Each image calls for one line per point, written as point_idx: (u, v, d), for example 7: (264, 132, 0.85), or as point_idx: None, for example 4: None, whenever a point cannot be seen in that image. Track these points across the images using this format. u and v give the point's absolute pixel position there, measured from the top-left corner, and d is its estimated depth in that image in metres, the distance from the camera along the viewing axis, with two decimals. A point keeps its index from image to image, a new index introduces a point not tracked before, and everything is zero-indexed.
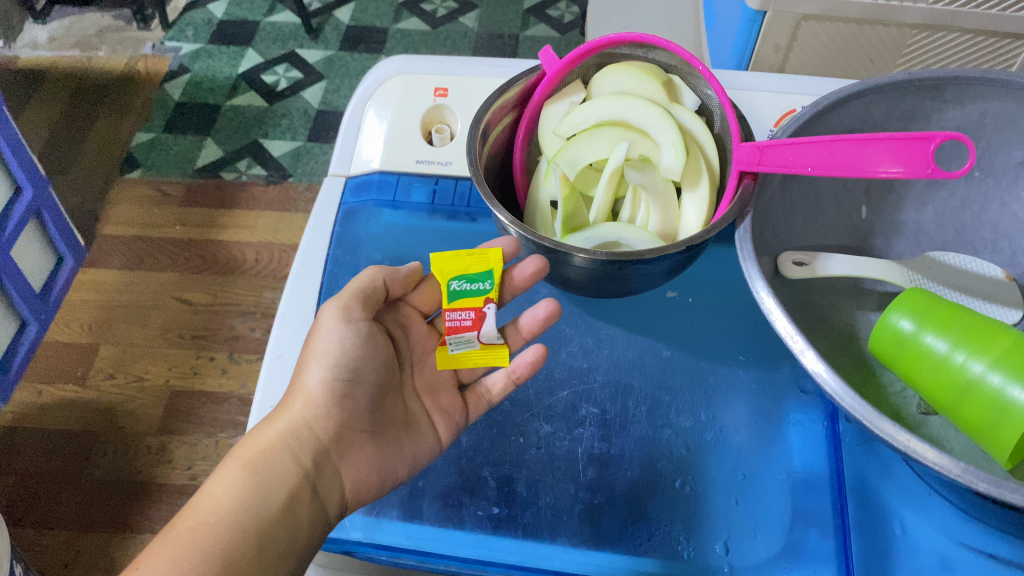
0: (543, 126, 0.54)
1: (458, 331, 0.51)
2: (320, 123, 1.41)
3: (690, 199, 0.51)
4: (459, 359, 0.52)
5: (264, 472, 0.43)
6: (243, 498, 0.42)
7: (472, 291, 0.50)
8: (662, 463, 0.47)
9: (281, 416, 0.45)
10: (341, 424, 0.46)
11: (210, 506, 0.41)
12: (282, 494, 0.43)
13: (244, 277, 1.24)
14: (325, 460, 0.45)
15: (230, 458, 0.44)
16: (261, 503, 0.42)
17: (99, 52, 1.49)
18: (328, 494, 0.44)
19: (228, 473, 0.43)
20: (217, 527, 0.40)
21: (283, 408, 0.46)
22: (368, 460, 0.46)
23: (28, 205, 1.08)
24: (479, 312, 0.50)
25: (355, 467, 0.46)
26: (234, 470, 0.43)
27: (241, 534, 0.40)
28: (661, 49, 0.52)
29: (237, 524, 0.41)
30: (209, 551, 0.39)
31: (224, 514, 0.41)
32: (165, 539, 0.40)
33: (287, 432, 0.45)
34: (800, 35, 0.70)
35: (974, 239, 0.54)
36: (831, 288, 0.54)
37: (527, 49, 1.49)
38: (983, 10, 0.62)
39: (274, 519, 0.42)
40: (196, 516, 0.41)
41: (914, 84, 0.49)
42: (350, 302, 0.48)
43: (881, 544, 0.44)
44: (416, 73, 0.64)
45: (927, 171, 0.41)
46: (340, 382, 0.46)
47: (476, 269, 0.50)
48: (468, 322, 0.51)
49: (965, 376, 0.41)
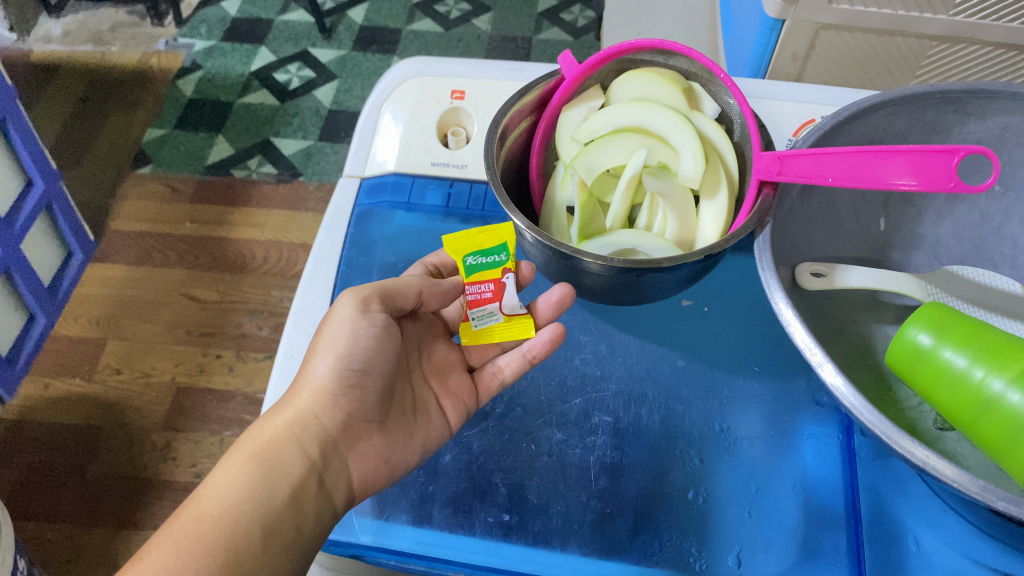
0: (561, 131, 0.53)
1: (479, 305, 0.51)
2: (332, 122, 1.42)
3: (708, 208, 0.50)
4: (483, 334, 0.52)
5: (270, 463, 0.43)
6: (248, 490, 0.42)
7: (489, 264, 0.50)
8: (674, 472, 0.47)
9: (287, 407, 0.45)
10: (348, 413, 0.46)
11: (214, 498, 0.41)
12: (287, 486, 0.42)
13: (252, 275, 1.24)
14: (331, 451, 0.45)
15: (235, 449, 0.44)
16: (266, 496, 0.42)
17: (113, 47, 1.50)
18: (334, 486, 0.44)
19: (233, 464, 0.43)
20: (222, 519, 0.40)
21: (288, 398, 0.45)
22: (376, 451, 0.46)
23: (39, 198, 1.09)
24: (498, 283, 0.51)
25: (363, 458, 0.46)
26: (239, 460, 0.43)
27: (245, 527, 0.40)
28: (681, 55, 0.51)
29: (241, 515, 0.40)
30: (212, 544, 0.39)
31: (229, 505, 0.41)
32: (168, 530, 0.40)
33: (293, 422, 0.44)
34: (818, 45, 0.69)
35: (994, 253, 0.53)
36: (848, 301, 0.54)
37: (540, 53, 1.48)
38: (1004, 23, 0.62)
39: (279, 512, 0.41)
40: (200, 506, 0.40)
41: (935, 96, 0.49)
42: (368, 294, 0.47)
43: (894, 560, 0.43)
44: (433, 75, 0.63)
45: (949, 185, 0.40)
46: (349, 372, 0.45)
47: (489, 243, 0.50)
48: (489, 295, 0.51)
49: (984, 394, 0.41)
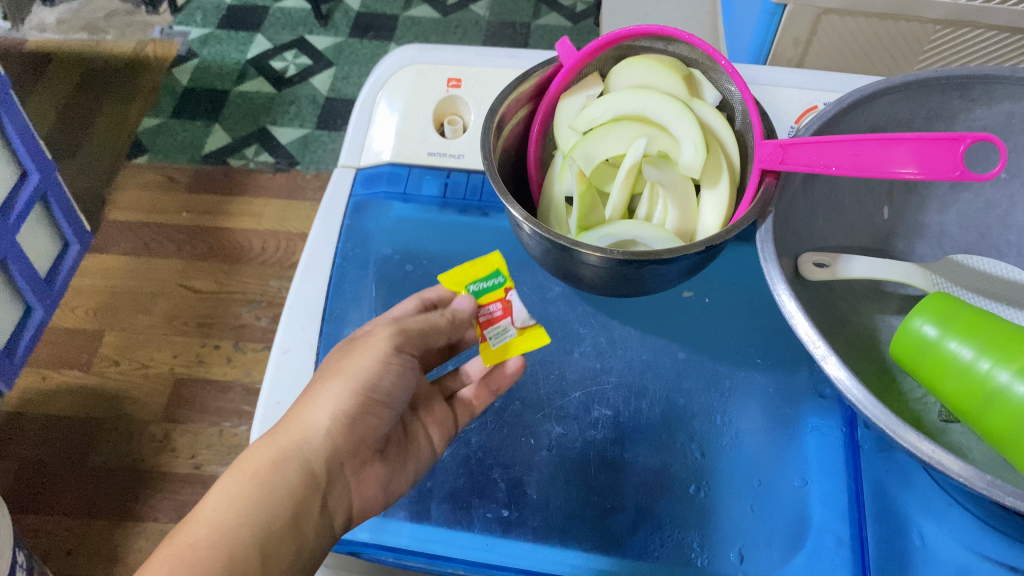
0: (560, 120, 0.52)
1: (493, 325, 0.47)
2: (329, 110, 1.40)
3: (709, 197, 0.50)
4: (500, 353, 0.46)
5: (273, 484, 0.39)
6: (249, 511, 0.38)
7: (491, 287, 0.48)
8: (675, 466, 0.46)
9: (294, 424, 0.41)
10: (358, 438, 0.43)
11: (212, 520, 0.37)
12: (290, 509, 0.39)
13: (250, 265, 1.23)
14: (337, 474, 0.42)
15: (234, 467, 0.39)
16: (267, 519, 0.38)
17: (107, 36, 1.48)
18: (335, 509, 0.41)
19: (232, 484, 0.39)
20: (220, 543, 0.36)
21: (297, 416, 0.42)
22: (379, 478, 0.43)
23: (34, 187, 1.07)
24: (505, 301, 0.48)
25: (366, 484, 0.43)
26: (240, 481, 0.39)
27: (244, 552, 0.37)
28: (682, 42, 0.50)
29: (241, 538, 0.37)
30: (211, 570, 0.35)
31: (228, 529, 0.37)
32: (160, 554, 0.36)
33: (301, 443, 0.41)
34: (821, 30, 0.68)
35: (999, 242, 0.52)
36: (850, 291, 0.53)
37: (538, 38, 1.47)
38: (1008, 7, 0.61)
39: (278, 536, 0.38)
40: (196, 530, 0.37)
41: (941, 82, 0.48)
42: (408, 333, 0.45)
43: (898, 555, 0.43)
44: (429, 62, 0.62)
45: (955, 173, 0.39)
46: (370, 399, 0.43)
47: (484, 271, 0.49)
48: (499, 313, 0.47)
49: (990, 385, 0.40)
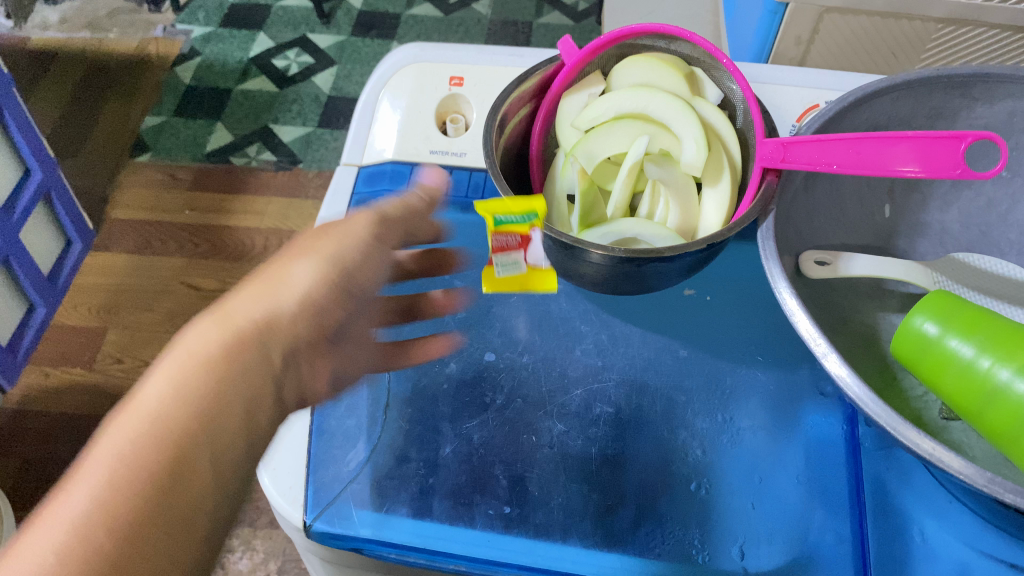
0: (561, 119, 0.52)
1: (505, 253, 0.46)
2: (331, 108, 1.40)
3: (710, 196, 0.50)
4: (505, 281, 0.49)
5: (232, 364, 0.32)
6: (203, 390, 0.30)
7: (516, 222, 0.43)
8: (677, 463, 0.46)
9: (255, 300, 0.35)
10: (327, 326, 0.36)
11: (155, 405, 0.29)
12: (250, 389, 0.32)
13: (252, 263, 1.23)
14: (299, 358, 0.35)
15: (178, 341, 0.32)
16: (223, 406, 0.31)
17: (110, 34, 1.48)
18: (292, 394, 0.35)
19: (178, 358, 0.31)
20: (164, 426, 0.29)
21: (259, 292, 0.35)
22: (342, 364, 0.38)
23: (38, 185, 1.08)
24: (525, 237, 0.45)
25: (328, 369, 0.37)
26: (189, 359, 0.31)
27: (194, 439, 0.29)
28: (683, 40, 0.50)
29: (192, 421, 0.30)
30: (152, 461, 0.28)
31: (173, 409, 0.30)
32: (89, 450, 0.28)
33: (264, 320, 0.34)
34: (822, 29, 0.68)
35: (1001, 240, 0.52)
36: (852, 289, 0.53)
37: (540, 37, 1.47)
38: (1009, 6, 0.61)
39: (234, 425, 0.31)
40: (133, 414, 0.29)
41: (942, 80, 0.48)
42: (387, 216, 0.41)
43: (899, 552, 0.43)
44: (432, 61, 0.63)
45: (956, 172, 0.40)
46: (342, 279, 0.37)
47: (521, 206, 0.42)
48: (513, 245, 0.46)
49: (991, 383, 0.40)
